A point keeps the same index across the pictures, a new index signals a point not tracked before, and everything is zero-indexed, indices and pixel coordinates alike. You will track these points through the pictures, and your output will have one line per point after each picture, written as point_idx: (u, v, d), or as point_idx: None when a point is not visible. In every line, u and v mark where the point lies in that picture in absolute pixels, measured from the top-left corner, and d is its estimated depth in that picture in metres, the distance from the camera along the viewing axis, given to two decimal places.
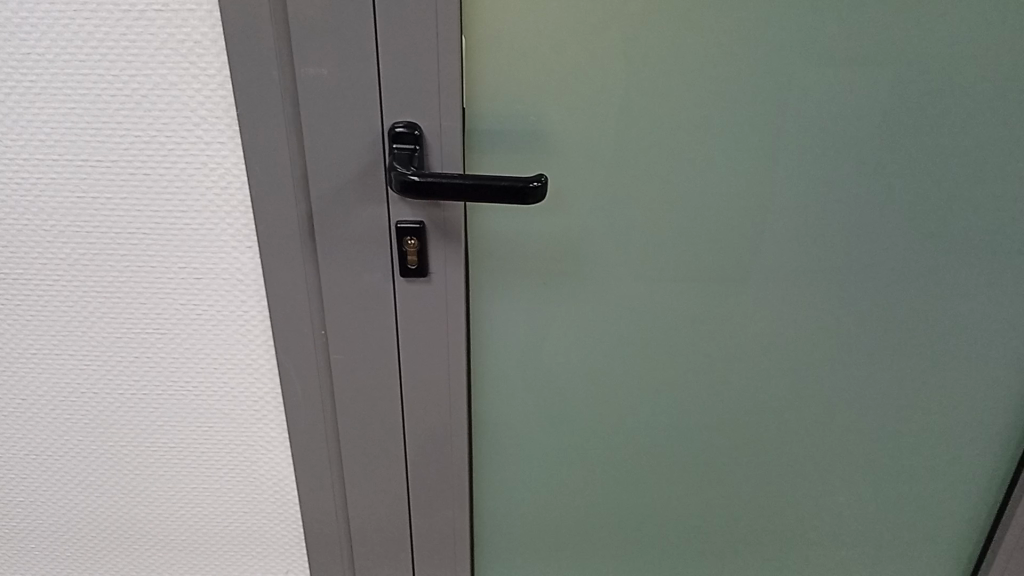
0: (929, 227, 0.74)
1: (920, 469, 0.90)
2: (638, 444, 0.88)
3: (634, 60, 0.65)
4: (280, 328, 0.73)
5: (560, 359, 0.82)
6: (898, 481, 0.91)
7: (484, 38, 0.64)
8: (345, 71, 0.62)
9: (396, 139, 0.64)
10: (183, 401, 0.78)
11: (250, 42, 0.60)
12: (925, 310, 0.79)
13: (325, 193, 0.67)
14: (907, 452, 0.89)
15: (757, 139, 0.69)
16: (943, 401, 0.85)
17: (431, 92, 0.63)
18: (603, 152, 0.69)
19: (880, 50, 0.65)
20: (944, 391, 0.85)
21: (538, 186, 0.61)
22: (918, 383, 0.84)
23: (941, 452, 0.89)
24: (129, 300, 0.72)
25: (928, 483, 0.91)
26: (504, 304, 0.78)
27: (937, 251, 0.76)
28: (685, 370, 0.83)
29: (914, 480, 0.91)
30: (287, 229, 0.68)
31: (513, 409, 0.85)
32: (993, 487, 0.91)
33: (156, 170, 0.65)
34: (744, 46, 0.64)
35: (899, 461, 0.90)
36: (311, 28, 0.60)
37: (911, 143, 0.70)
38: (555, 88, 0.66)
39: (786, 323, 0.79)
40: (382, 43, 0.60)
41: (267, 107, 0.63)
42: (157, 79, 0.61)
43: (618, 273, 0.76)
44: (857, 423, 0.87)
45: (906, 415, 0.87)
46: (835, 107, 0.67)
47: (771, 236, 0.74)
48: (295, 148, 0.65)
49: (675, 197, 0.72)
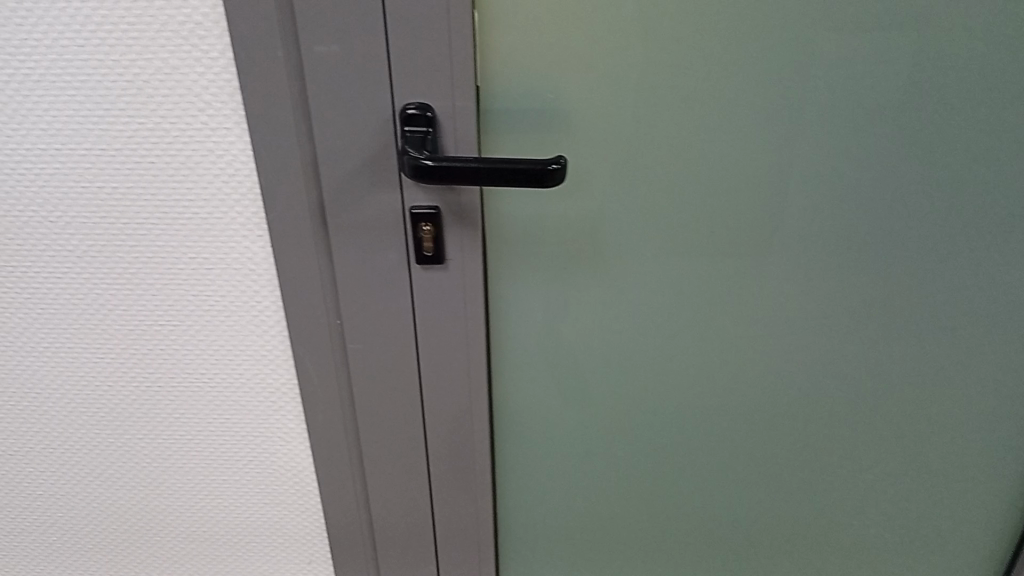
0: (967, 202, 0.71)
1: (954, 449, 0.88)
2: (663, 429, 0.86)
3: (656, 31, 0.61)
4: (294, 319, 0.71)
5: (582, 344, 0.79)
6: (931, 461, 0.89)
7: (497, 12, 0.60)
8: (352, 51, 0.59)
9: (408, 121, 0.61)
10: (199, 394, 0.76)
11: (253, 22, 0.57)
12: (963, 287, 0.76)
13: (337, 178, 0.65)
14: (940, 431, 0.86)
15: (786, 112, 0.65)
16: (978, 379, 0.82)
17: (443, 71, 0.60)
18: (625, 129, 0.66)
19: (918, 15, 0.61)
20: (982, 369, 0.82)
21: (557, 168, 0.58)
22: (954, 362, 0.81)
23: (978, 432, 0.86)
24: (141, 292, 0.70)
25: (965, 465, 0.89)
26: (525, 289, 0.76)
27: (976, 227, 0.72)
28: (711, 352, 0.80)
29: (947, 460, 0.89)
30: (298, 217, 0.66)
31: (534, 395, 0.83)
32: None
33: (161, 158, 0.63)
34: (773, 16, 0.61)
35: (932, 441, 0.87)
36: (317, 6, 0.57)
37: (949, 113, 0.66)
38: (572, 63, 0.63)
39: (817, 303, 0.77)
40: (391, 18, 0.58)
41: (274, 91, 0.60)
42: (159, 63, 0.59)
43: (642, 256, 0.74)
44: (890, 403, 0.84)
45: (942, 396, 0.84)
46: (869, 77, 0.64)
47: (800, 214, 0.71)
48: (303, 132, 0.63)
49: (699, 175, 0.69)
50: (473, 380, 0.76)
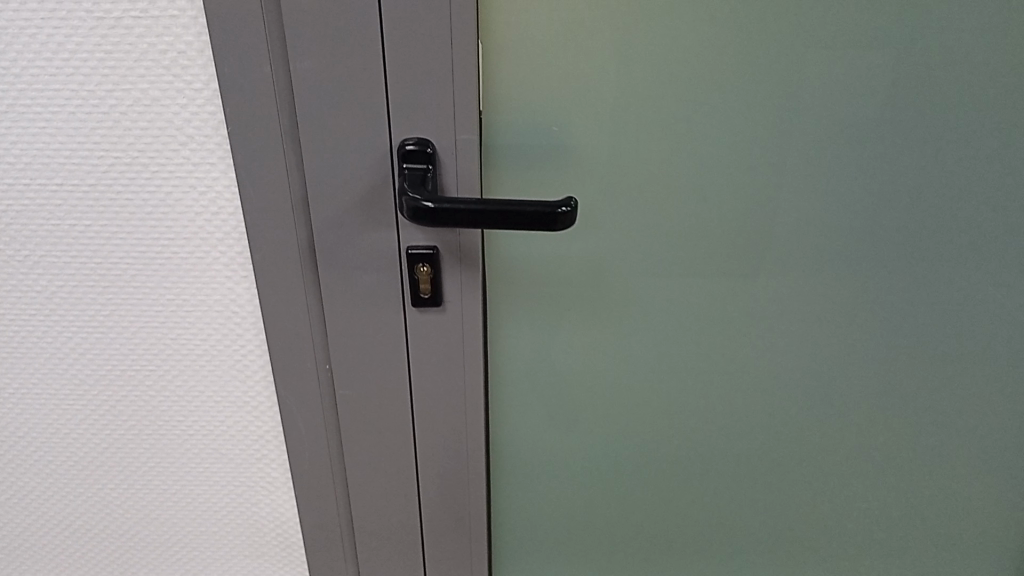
0: (983, 240, 0.68)
1: (966, 496, 0.84)
2: (667, 472, 0.82)
3: (670, 63, 0.58)
4: (281, 366, 0.66)
5: (584, 386, 0.76)
6: (942, 509, 0.85)
7: (503, 41, 0.57)
8: (347, 82, 0.55)
9: (406, 158, 0.57)
10: (176, 442, 0.72)
11: (241, 51, 0.53)
12: (977, 327, 0.73)
13: (328, 217, 0.60)
14: (952, 476, 0.83)
15: (803, 146, 0.62)
16: (990, 424, 0.80)
17: (444, 106, 0.56)
18: (634, 164, 0.62)
19: (943, 47, 0.59)
20: (993, 412, 0.79)
21: (567, 212, 0.54)
22: (967, 406, 0.78)
23: (990, 477, 0.83)
24: (114, 335, 0.65)
25: (977, 511, 0.85)
26: (525, 332, 0.72)
27: (993, 265, 0.70)
28: (719, 393, 0.76)
29: (958, 507, 0.85)
30: (286, 257, 0.61)
31: (533, 437, 0.79)
32: None
33: (139, 195, 0.59)
34: (791, 46, 0.58)
35: (943, 488, 0.84)
36: (311, 36, 0.53)
37: (967, 150, 0.63)
38: (580, 96, 0.59)
39: (831, 344, 0.73)
40: (391, 48, 0.54)
41: (262, 124, 0.56)
42: (137, 94, 0.54)
43: (649, 296, 0.70)
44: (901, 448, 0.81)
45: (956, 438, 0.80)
46: (892, 111, 0.61)
47: (813, 252, 0.68)
48: (293, 168, 0.58)
49: (711, 214, 0.65)
50: (469, 425, 0.72)
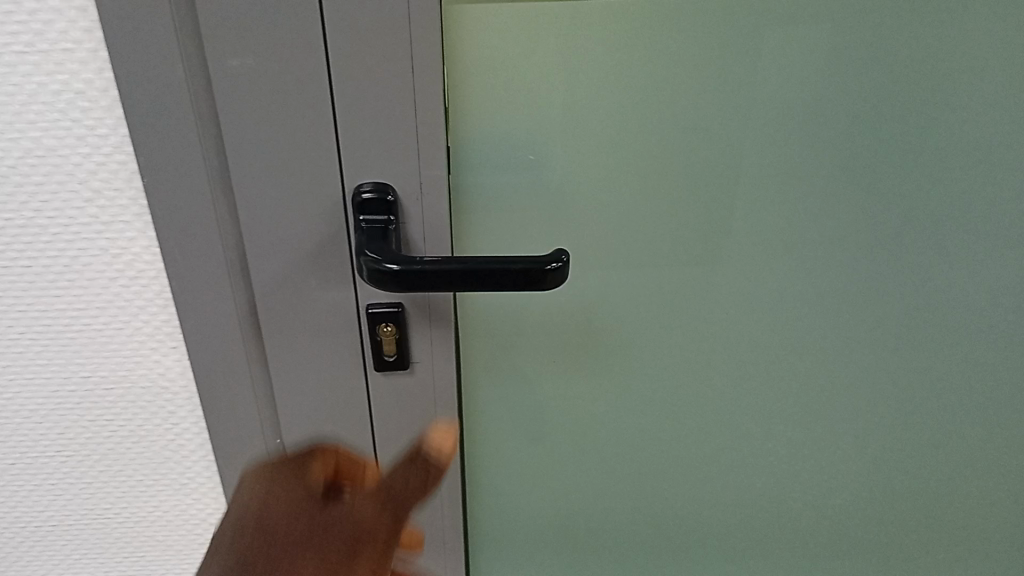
0: (1002, 268, 0.61)
1: (983, 535, 0.77)
2: (664, 527, 0.74)
3: (657, 75, 0.50)
4: (222, 445, 0.57)
5: (566, 436, 0.68)
6: (960, 549, 0.78)
7: (469, 59, 0.48)
8: (287, 122, 0.46)
9: (362, 208, 0.48)
10: (104, 529, 0.63)
11: (153, 87, 0.43)
12: (992, 360, 0.66)
13: (270, 278, 0.51)
14: (969, 517, 0.76)
15: (808, 168, 0.55)
16: (1007, 460, 0.72)
17: (405, 145, 0.47)
18: (621, 195, 0.54)
19: (961, 53, 0.52)
20: (1011, 447, 0.72)
21: (559, 268, 0.46)
22: (981, 442, 0.71)
23: (1007, 515, 0.76)
24: (22, 420, 0.56)
25: (994, 552, 0.79)
26: (501, 381, 0.64)
27: (1014, 294, 0.62)
28: (715, 441, 0.69)
29: (976, 548, 0.78)
30: (221, 326, 0.52)
31: (512, 493, 0.71)
32: None
33: (41, 262, 0.50)
34: (792, 54, 0.51)
35: (960, 529, 0.77)
36: (240, 64, 0.44)
37: (986, 166, 0.56)
38: (557, 118, 0.51)
39: (842, 386, 0.66)
40: (339, 80, 0.44)
41: (184, 175, 0.46)
42: (29, 144, 0.46)
43: (640, 342, 0.62)
44: (913, 491, 0.74)
45: (980, 479, 0.73)
46: (911, 126, 0.54)
47: (820, 288, 0.60)
48: (226, 223, 0.49)
49: (707, 247, 0.57)
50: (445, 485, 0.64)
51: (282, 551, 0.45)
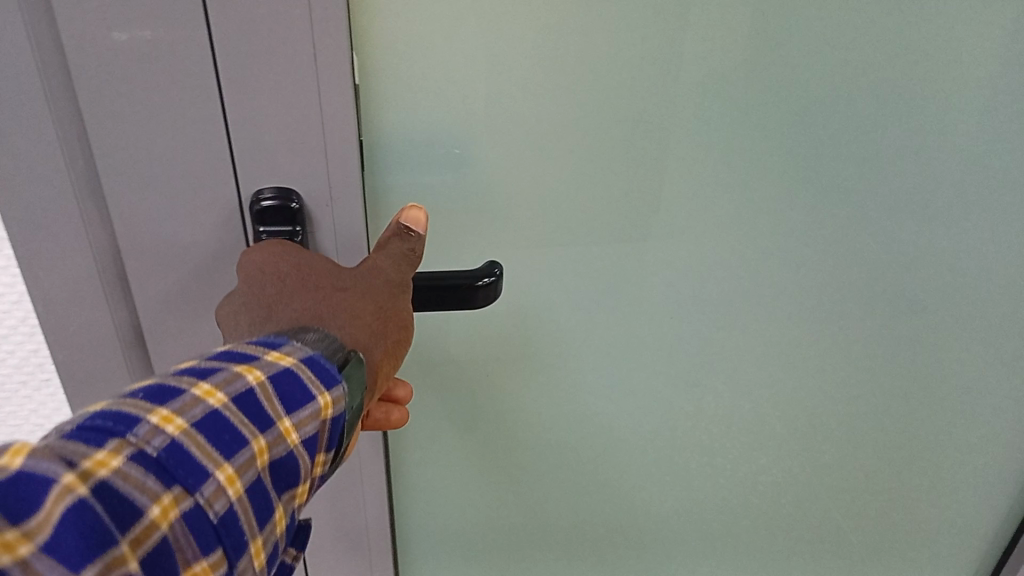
0: (946, 269, 0.58)
1: (916, 529, 0.76)
2: (595, 528, 0.71)
3: (588, 70, 0.45)
4: None
5: (494, 445, 0.64)
6: (892, 542, 0.77)
7: (385, 46, 0.42)
8: (166, 120, 0.39)
9: (262, 218, 0.41)
10: None
11: (14, 70, 0.36)
12: (935, 363, 0.64)
13: (155, 300, 0.44)
14: (902, 512, 0.74)
15: (748, 167, 0.50)
16: (943, 458, 0.71)
17: (311, 145, 0.41)
18: (547, 199, 0.49)
19: (917, 46, 0.48)
20: (948, 446, 0.70)
21: (491, 282, 0.43)
22: (919, 441, 0.69)
23: (941, 511, 0.75)
24: None
25: (926, 544, 0.78)
26: (425, 391, 0.59)
27: (959, 296, 0.60)
28: (648, 443, 0.66)
29: (908, 541, 0.77)
30: (96, 355, 0.45)
31: (438, 506, 0.67)
32: (991, 543, 0.78)
33: None
34: (734, 47, 0.46)
35: (892, 523, 0.75)
36: (126, 42, 0.36)
37: (937, 166, 0.53)
38: (479, 116, 0.45)
39: (781, 387, 0.63)
40: (228, 73, 0.38)
41: (43, 186, 0.39)
42: None
43: (571, 350, 0.58)
44: (849, 487, 0.72)
45: (915, 475, 0.72)
46: (862, 121, 0.50)
47: (762, 289, 0.57)
48: (101, 235, 0.42)
49: (642, 252, 0.53)
50: (367, 498, 0.60)
51: (327, 296, 0.38)
